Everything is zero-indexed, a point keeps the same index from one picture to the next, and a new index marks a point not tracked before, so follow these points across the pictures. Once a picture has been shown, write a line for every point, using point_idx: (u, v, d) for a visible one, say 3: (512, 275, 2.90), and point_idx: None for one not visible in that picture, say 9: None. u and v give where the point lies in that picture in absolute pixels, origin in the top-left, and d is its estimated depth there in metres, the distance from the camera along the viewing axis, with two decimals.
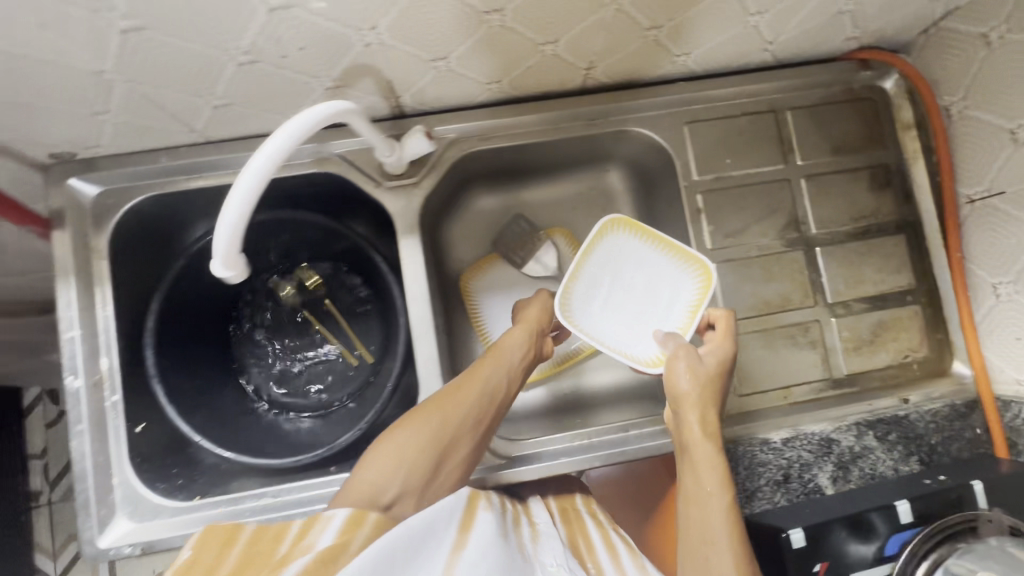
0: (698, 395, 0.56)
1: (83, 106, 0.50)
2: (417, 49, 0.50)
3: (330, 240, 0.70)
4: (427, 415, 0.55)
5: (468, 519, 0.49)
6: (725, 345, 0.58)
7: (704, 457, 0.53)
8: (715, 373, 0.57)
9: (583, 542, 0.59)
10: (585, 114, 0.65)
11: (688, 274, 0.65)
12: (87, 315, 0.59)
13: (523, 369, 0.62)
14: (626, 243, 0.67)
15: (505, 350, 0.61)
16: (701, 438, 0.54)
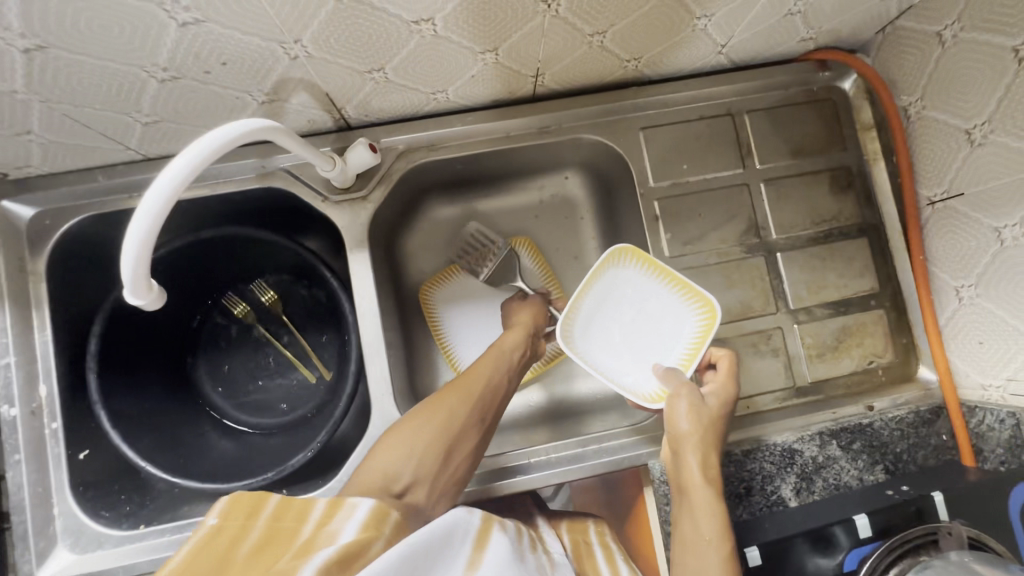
0: (699, 432, 0.53)
1: (3, 127, 0.48)
2: (349, 60, 0.49)
3: (280, 254, 0.68)
4: (411, 433, 0.53)
5: (484, 535, 0.46)
6: (727, 386, 0.56)
7: (703, 503, 0.50)
8: (717, 413, 0.55)
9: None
10: (536, 122, 0.64)
11: (693, 311, 0.62)
12: (24, 340, 0.58)
13: (513, 382, 0.61)
14: (631, 275, 0.64)
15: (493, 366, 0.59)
16: (701, 483, 0.51)
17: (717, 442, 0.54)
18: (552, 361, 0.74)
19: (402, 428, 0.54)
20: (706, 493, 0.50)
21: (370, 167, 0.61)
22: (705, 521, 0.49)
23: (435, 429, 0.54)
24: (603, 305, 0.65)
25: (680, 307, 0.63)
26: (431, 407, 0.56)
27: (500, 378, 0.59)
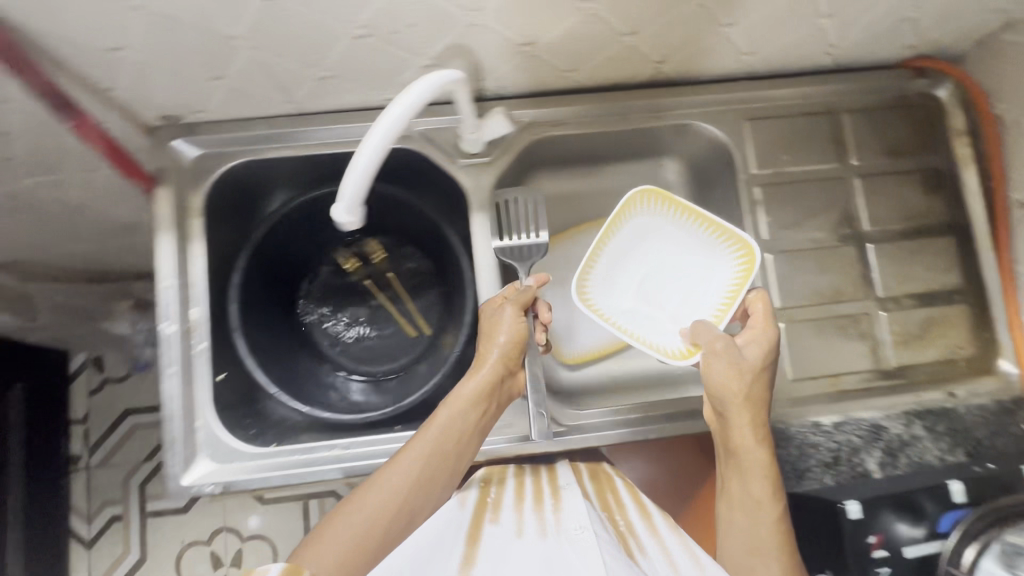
0: (741, 385, 0.58)
1: (204, 70, 0.54)
2: (511, 32, 0.55)
3: (400, 213, 0.73)
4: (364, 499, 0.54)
5: (474, 535, 0.55)
6: (767, 333, 0.60)
7: (754, 464, 0.56)
8: (760, 360, 0.59)
9: (612, 497, 0.64)
10: (650, 106, 0.69)
11: (724, 254, 0.68)
12: (181, 266, 0.63)
13: (471, 434, 0.60)
14: (651, 220, 0.70)
15: (433, 438, 0.58)
16: (753, 445, 0.57)
17: (761, 397, 0.59)
18: None
19: (333, 518, 0.53)
20: (757, 450, 0.57)
21: (498, 137, 0.67)
22: (755, 481, 0.56)
23: (366, 517, 0.53)
24: (624, 263, 0.71)
25: (710, 254, 0.69)
26: (360, 494, 0.55)
27: (446, 445, 0.59)
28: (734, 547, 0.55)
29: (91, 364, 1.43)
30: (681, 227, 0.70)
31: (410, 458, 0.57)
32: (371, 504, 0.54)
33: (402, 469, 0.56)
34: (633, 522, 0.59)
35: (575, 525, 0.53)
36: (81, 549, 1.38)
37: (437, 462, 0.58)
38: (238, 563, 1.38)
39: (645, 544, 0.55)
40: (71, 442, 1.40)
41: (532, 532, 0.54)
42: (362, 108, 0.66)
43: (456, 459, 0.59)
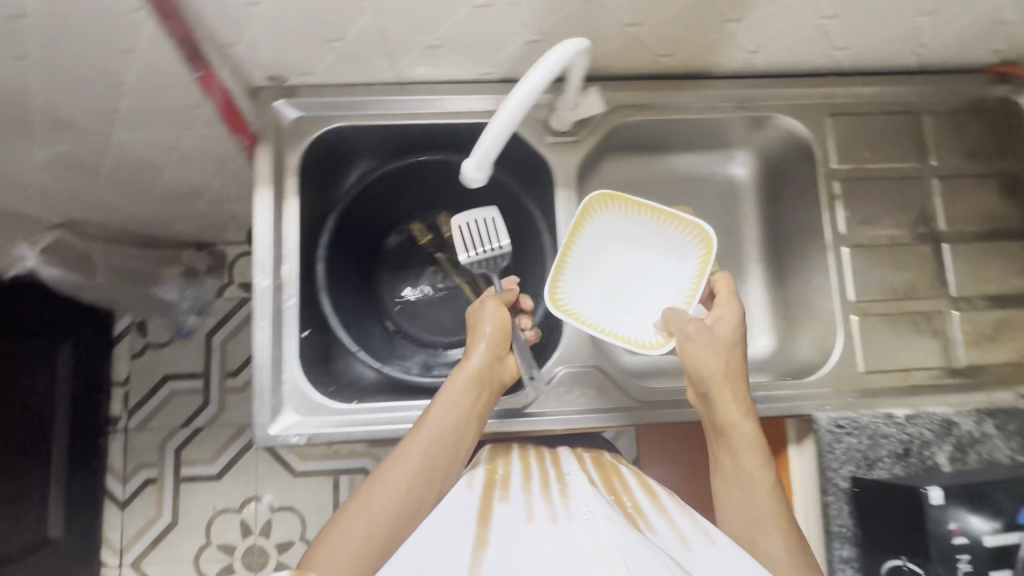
0: (720, 359, 0.60)
1: (323, 32, 0.56)
2: (622, 11, 0.56)
3: (484, 188, 0.76)
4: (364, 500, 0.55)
5: (482, 519, 0.50)
6: (731, 307, 0.63)
7: (742, 442, 0.58)
8: (732, 334, 0.62)
9: (620, 483, 0.61)
10: (735, 96, 0.71)
11: (680, 244, 0.69)
12: (277, 223, 0.65)
13: (466, 421, 0.60)
14: (613, 218, 0.69)
15: (426, 434, 0.58)
16: (740, 420, 0.59)
17: (737, 370, 0.60)
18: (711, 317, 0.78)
19: (336, 524, 0.53)
20: (746, 426, 0.59)
21: (588, 116, 0.68)
22: (744, 457, 0.58)
23: (369, 519, 0.53)
24: (590, 264, 0.70)
25: (667, 245, 0.70)
26: (361, 497, 0.55)
27: (444, 436, 0.58)
28: (734, 517, 0.58)
29: (133, 329, 1.44)
30: (641, 221, 0.70)
31: (406, 458, 0.57)
32: (373, 507, 0.54)
33: (399, 469, 0.56)
34: (640, 503, 0.57)
35: (588, 511, 0.49)
36: (115, 508, 1.40)
37: (437, 454, 0.58)
38: (267, 532, 1.40)
39: (655, 520, 0.53)
40: (111, 404, 1.42)
41: (541, 516, 0.50)
42: (458, 81, 0.68)
43: (454, 448, 0.59)
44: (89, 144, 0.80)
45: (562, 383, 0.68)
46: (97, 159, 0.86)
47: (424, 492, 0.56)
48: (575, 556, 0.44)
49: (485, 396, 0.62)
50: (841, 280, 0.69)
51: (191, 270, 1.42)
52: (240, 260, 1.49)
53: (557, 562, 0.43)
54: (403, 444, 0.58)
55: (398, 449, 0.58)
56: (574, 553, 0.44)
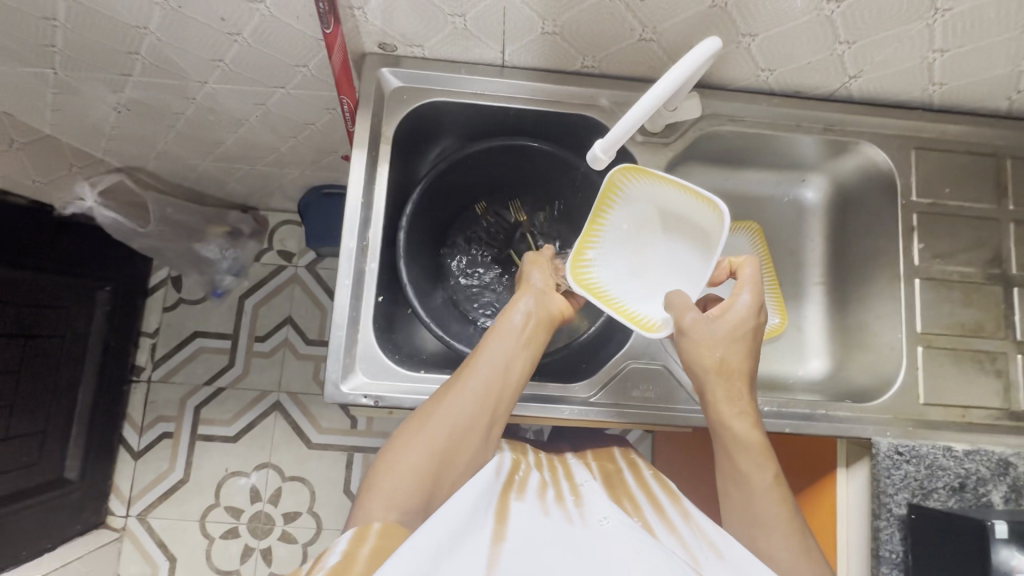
0: (722, 352, 0.60)
1: (449, 6, 0.58)
2: (743, 20, 0.58)
3: (563, 181, 0.78)
4: (412, 433, 0.57)
5: (501, 513, 0.51)
6: (744, 297, 0.61)
7: (739, 440, 0.59)
8: (738, 325, 0.60)
9: (629, 501, 0.62)
10: (824, 119, 0.72)
11: (714, 230, 0.62)
12: (368, 187, 0.67)
13: (520, 359, 0.61)
14: (647, 194, 0.65)
15: (475, 374, 0.59)
16: (735, 417, 0.59)
17: (739, 366, 0.60)
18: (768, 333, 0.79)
19: (395, 448, 0.56)
20: (738, 426, 0.59)
21: (680, 121, 0.70)
22: (741, 456, 0.58)
23: (421, 450, 0.55)
24: (623, 238, 0.68)
25: (703, 230, 0.64)
26: (412, 429, 0.57)
27: (496, 374, 0.59)
28: (735, 515, 0.58)
29: (170, 281, 1.36)
30: (677, 201, 0.65)
31: (456, 396, 0.58)
32: (424, 439, 0.56)
33: (451, 406, 0.57)
34: (650, 521, 0.56)
35: (603, 517, 0.51)
36: (128, 459, 1.29)
37: (486, 393, 0.58)
38: (275, 500, 1.29)
39: (663, 535, 0.52)
40: (138, 352, 1.33)
41: (559, 517, 0.52)
42: (559, 71, 0.69)
43: (505, 386, 0.60)
44: (177, 90, 0.81)
45: (629, 379, 0.68)
46: (180, 107, 0.86)
47: (480, 423, 0.58)
48: (593, 554, 0.45)
49: (534, 334, 0.63)
50: (911, 310, 0.70)
51: (236, 230, 1.31)
52: (282, 226, 1.39)
53: (571, 558, 0.45)
54: (453, 382, 0.59)
55: (448, 386, 0.59)
56: (592, 549, 0.46)
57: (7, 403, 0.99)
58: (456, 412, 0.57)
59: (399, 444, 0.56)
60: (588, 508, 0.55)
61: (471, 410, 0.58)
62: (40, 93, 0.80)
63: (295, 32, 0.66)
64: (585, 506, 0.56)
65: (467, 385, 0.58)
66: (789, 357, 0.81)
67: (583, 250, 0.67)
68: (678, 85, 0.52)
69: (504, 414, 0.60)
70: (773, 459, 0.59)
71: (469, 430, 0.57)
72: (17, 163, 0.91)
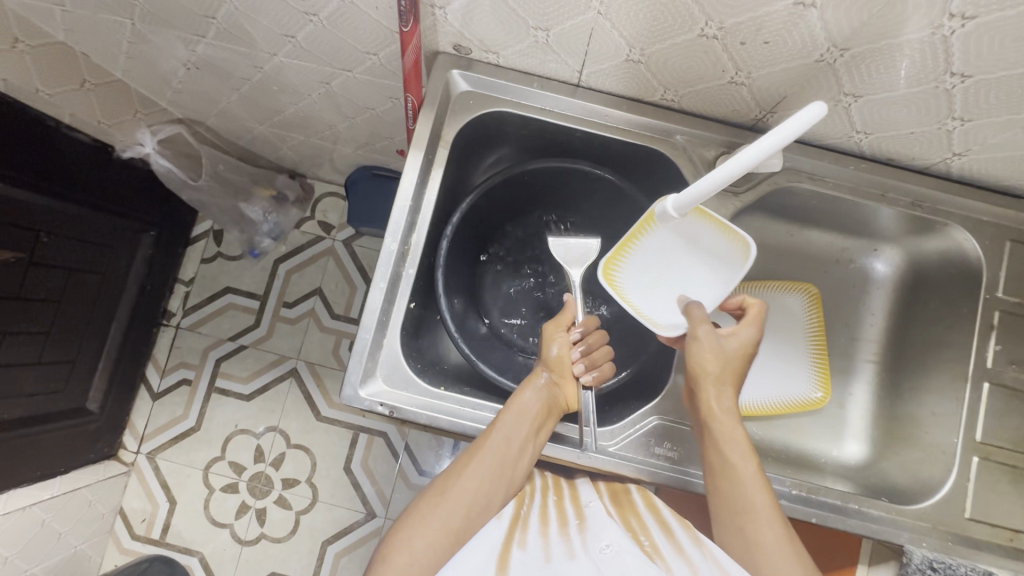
0: (720, 361, 0.58)
1: (534, 19, 0.55)
2: (849, 81, 0.53)
3: (616, 211, 0.74)
4: (425, 515, 0.55)
5: (502, 560, 0.49)
6: (750, 328, 0.60)
7: (730, 435, 0.57)
8: (740, 350, 0.59)
9: (636, 521, 0.57)
10: (914, 193, 0.66)
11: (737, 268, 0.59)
12: (418, 189, 0.65)
13: (535, 441, 0.60)
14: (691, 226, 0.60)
15: (492, 450, 0.58)
16: (720, 413, 0.58)
17: (736, 377, 0.59)
18: (808, 407, 0.74)
19: (407, 528, 0.54)
20: (726, 421, 0.57)
21: (756, 172, 0.65)
22: (728, 449, 0.56)
23: (437, 525, 0.54)
24: (654, 261, 0.63)
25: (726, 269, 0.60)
26: (429, 503, 0.56)
27: (512, 453, 0.58)
28: (724, 518, 0.55)
29: (212, 234, 1.38)
30: (715, 241, 0.60)
31: (473, 470, 0.57)
32: (442, 511, 0.55)
33: (467, 480, 0.57)
34: (658, 543, 0.53)
35: (605, 546, 0.51)
36: (147, 398, 1.33)
37: (500, 471, 0.58)
38: (277, 464, 1.30)
39: (670, 560, 0.49)
40: (171, 298, 1.36)
41: (560, 555, 0.51)
42: (635, 99, 0.65)
43: (518, 466, 0.58)
44: (246, 56, 0.80)
45: (652, 435, 0.64)
46: (247, 73, 0.86)
47: (493, 501, 0.57)
48: None
49: (550, 416, 0.62)
50: (972, 415, 0.65)
51: (281, 195, 1.31)
52: (327, 198, 1.40)
53: None
54: (470, 453, 0.58)
55: (467, 457, 0.58)
56: None
57: (43, 330, 1.00)
58: (473, 486, 0.56)
59: (413, 520, 0.55)
60: (592, 536, 0.54)
61: (485, 487, 0.57)
62: (116, 40, 0.81)
63: (371, 21, 0.64)
64: (589, 534, 0.55)
65: (481, 460, 0.57)
66: (824, 434, 0.76)
67: (614, 263, 0.63)
68: (768, 154, 0.46)
69: (513, 494, 0.59)
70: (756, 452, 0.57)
71: (483, 509, 0.56)
72: (86, 101, 0.92)
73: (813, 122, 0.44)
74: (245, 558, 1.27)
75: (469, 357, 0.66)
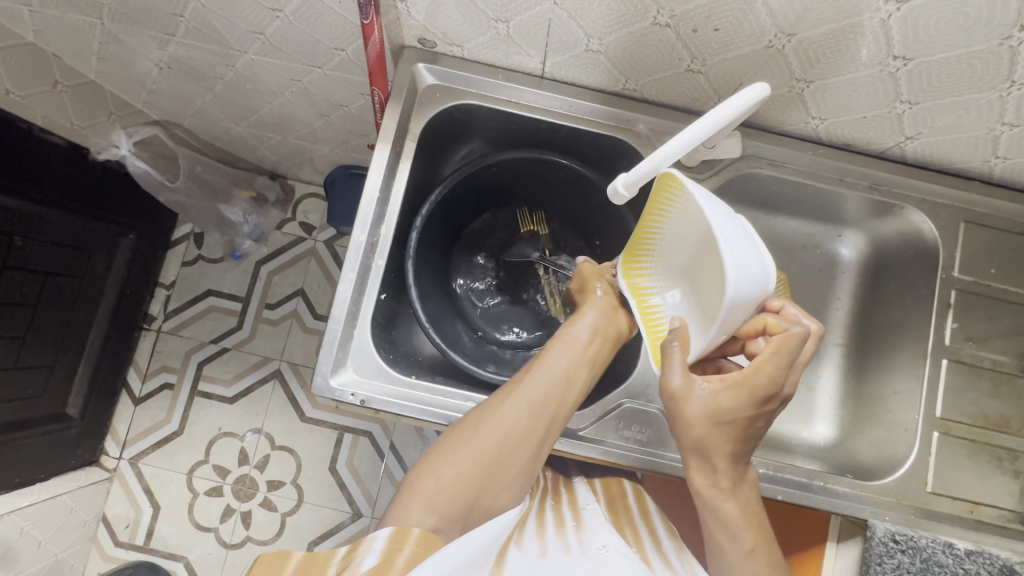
0: (703, 430, 0.54)
1: (493, 11, 0.56)
2: (799, 66, 0.55)
3: (585, 201, 0.76)
4: (456, 445, 0.56)
5: (504, 551, 0.54)
6: (730, 394, 0.53)
7: (724, 513, 0.56)
8: (726, 412, 0.53)
9: (629, 527, 0.65)
10: (871, 177, 0.68)
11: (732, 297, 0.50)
12: (386, 181, 0.65)
13: (578, 375, 0.60)
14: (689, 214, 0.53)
15: (534, 383, 0.58)
16: (715, 488, 0.56)
17: (728, 452, 0.55)
18: None
19: (441, 453, 0.57)
20: (716, 498, 0.56)
21: (718, 158, 0.67)
22: (718, 528, 0.57)
23: (468, 456, 0.55)
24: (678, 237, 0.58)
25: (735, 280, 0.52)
26: (463, 433, 0.57)
27: (553, 389, 0.58)
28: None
29: (192, 238, 1.38)
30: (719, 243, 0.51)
31: (511, 405, 0.57)
32: (472, 447, 0.56)
33: (502, 416, 0.57)
34: (647, 553, 0.61)
35: (601, 547, 0.58)
36: (128, 403, 1.32)
37: (541, 406, 0.57)
38: (262, 466, 1.30)
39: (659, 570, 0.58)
40: (152, 302, 1.35)
41: (556, 552, 0.57)
42: (599, 90, 0.67)
43: (558, 405, 0.58)
44: (218, 55, 0.80)
45: (622, 418, 0.66)
46: (219, 72, 0.86)
47: (533, 436, 0.57)
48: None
49: (598, 349, 0.62)
50: (932, 392, 0.66)
51: (261, 196, 1.31)
52: (307, 198, 1.40)
53: None
54: (507, 391, 0.58)
55: (507, 390, 0.58)
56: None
57: (20, 335, 0.99)
58: (508, 422, 0.56)
59: (448, 445, 0.57)
60: (589, 536, 0.60)
61: (522, 422, 0.57)
62: (87, 40, 0.81)
63: (337, 15, 0.65)
64: (586, 533, 0.61)
65: (517, 394, 0.57)
66: (794, 416, 0.78)
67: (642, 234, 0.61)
68: (714, 131, 0.51)
69: (555, 431, 0.59)
70: (755, 531, 0.57)
71: (520, 444, 0.56)
72: (59, 104, 0.92)
73: (752, 103, 0.50)
74: (231, 562, 1.26)
75: (441, 347, 0.67)
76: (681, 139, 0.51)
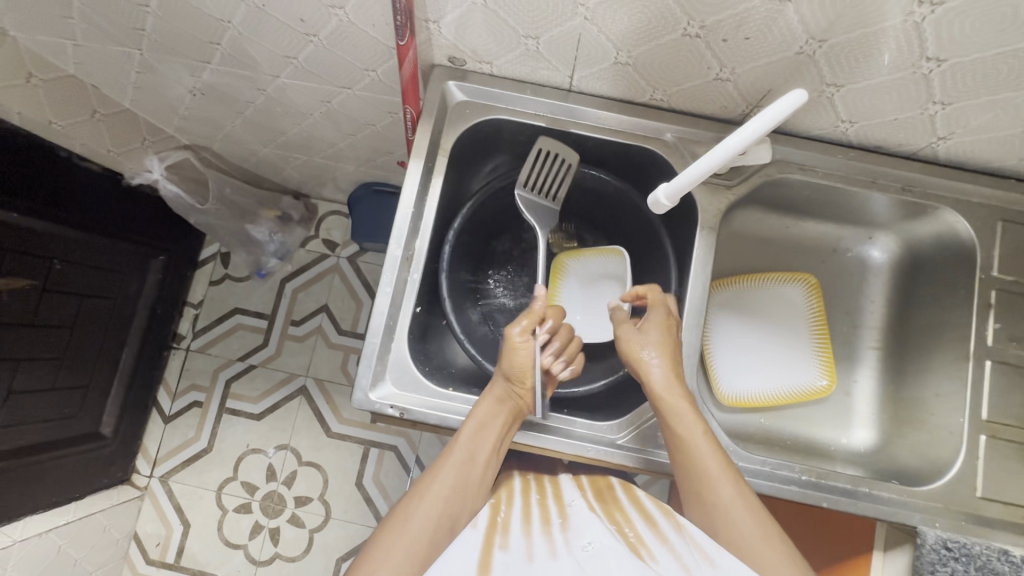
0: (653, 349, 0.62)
1: (522, 28, 0.57)
2: (830, 71, 0.55)
3: (613, 211, 0.77)
4: (392, 539, 0.54)
5: (484, 563, 0.51)
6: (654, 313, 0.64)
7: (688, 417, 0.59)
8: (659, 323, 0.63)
9: (620, 515, 0.60)
10: (903, 178, 0.68)
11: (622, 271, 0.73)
12: (420, 197, 0.67)
13: (498, 450, 0.61)
14: (582, 271, 0.77)
15: (457, 463, 0.59)
16: (671, 397, 0.60)
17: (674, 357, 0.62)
18: (807, 396, 0.76)
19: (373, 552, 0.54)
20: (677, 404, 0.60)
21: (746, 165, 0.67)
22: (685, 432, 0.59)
23: (403, 548, 0.53)
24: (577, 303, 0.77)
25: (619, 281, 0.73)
26: (394, 525, 0.56)
27: (472, 466, 0.60)
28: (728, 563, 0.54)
29: (219, 257, 1.40)
30: (601, 268, 0.75)
31: (437, 488, 0.58)
32: (406, 536, 0.55)
33: (429, 500, 0.57)
34: (642, 533, 0.56)
35: (588, 544, 0.53)
36: (159, 421, 1.34)
37: (463, 485, 0.59)
38: (290, 482, 1.30)
39: (655, 551, 0.52)
40: (181, 321, 1.38)
41: (542, 555, 0.52)
42: (625, 101, 0.68)
43: (478, 481, 0.61)
44: (250, 80, 0.83)
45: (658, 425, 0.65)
46: (250, 97, 0.89)
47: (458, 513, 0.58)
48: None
49: (512, 433, 0.63)
50: (977, 394, 0.65)
51: (286, 215, 1.33)
52: (330, 216, 1.42)
53: None
54: (429, 477, 0.59)
55: (430, 477, 0.59)
56: None
57: (58, 355, 1.01)
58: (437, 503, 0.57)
59: (382, 541, 0.55)
60: (575, 534, 0.56)
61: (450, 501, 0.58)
62: (124, 71, 0.84)
63: (368, 37, 0.67)
64: (571, 531, 0.57)
65: (442, 475, 0.59)
66: (831, 422, 0.78)
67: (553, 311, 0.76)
68: (751, 141, 0.51)
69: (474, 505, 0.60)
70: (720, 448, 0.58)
71: (451, 523, 0.57)
72: (97, 132, 0.94)
73: (794, 109, 0.49)
74: None
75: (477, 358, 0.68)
76: (715, 155, 0.53)
